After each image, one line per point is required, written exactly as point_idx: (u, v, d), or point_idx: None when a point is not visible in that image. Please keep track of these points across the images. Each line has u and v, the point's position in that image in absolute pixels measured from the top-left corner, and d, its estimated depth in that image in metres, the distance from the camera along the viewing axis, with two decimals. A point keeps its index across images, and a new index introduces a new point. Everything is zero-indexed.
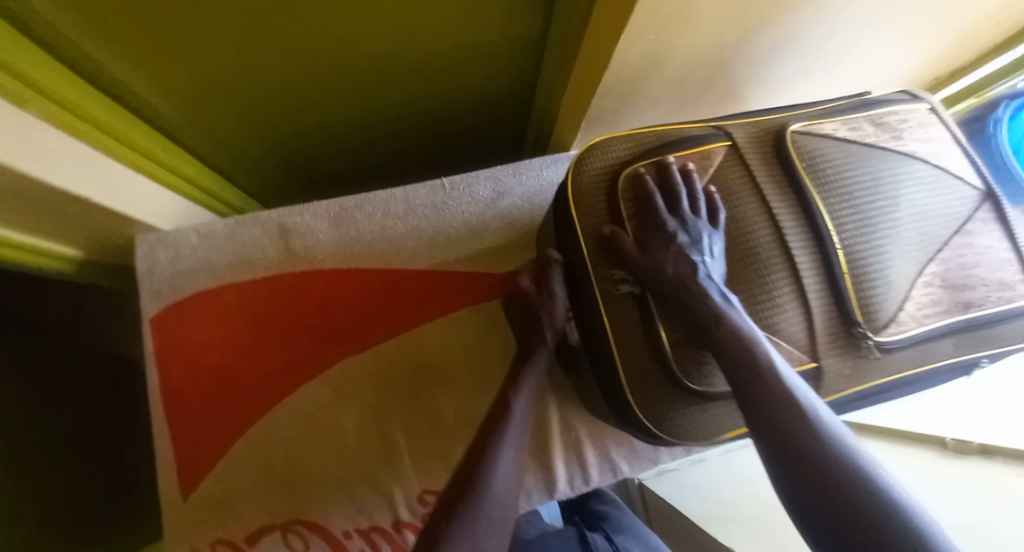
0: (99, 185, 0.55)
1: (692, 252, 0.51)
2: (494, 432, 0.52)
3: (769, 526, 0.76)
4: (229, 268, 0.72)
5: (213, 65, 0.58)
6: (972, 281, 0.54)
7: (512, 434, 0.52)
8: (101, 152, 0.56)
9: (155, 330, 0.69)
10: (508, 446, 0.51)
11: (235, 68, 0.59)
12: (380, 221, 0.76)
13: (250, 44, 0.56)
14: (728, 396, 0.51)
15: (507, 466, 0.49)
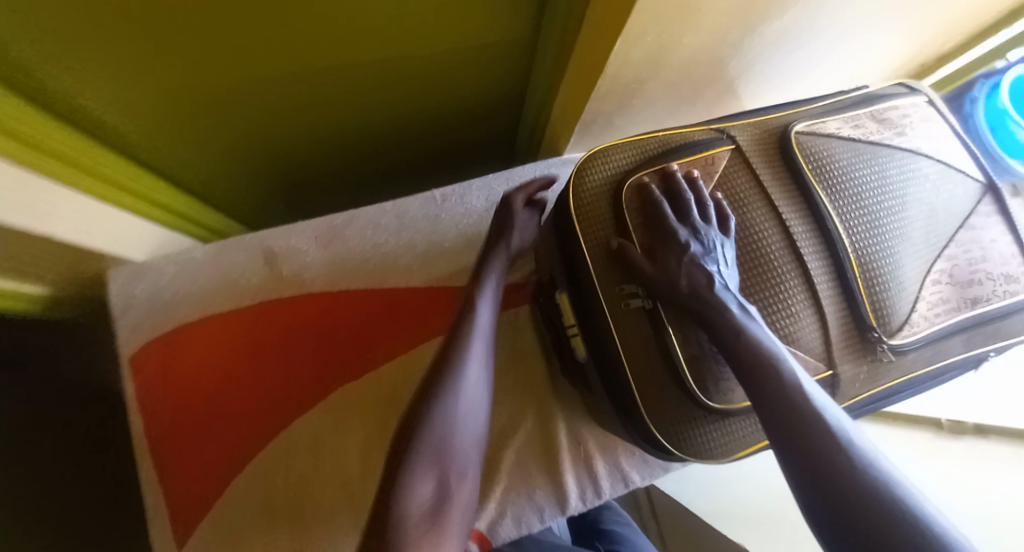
0: (60, 221, 0.50)
1: (706, 263, 0.48)
2: (462, 336, 0.55)
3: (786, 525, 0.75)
4: (214, 297, 0.68)
5: (181, 84, 0.53)
6: (979, 277, 0.54)
7: (480, 339, 0.56)
8: (64, 185, 0.51)
9: (137, 370, 0.65)
10: (478, 352, 0.54)
11: (210, 89, 0.55)
12: (372, 238, 0.72)
13: (222, 60, 0.51)
14: (747, 410, 0.49)
15: (475, 373, 0.53)
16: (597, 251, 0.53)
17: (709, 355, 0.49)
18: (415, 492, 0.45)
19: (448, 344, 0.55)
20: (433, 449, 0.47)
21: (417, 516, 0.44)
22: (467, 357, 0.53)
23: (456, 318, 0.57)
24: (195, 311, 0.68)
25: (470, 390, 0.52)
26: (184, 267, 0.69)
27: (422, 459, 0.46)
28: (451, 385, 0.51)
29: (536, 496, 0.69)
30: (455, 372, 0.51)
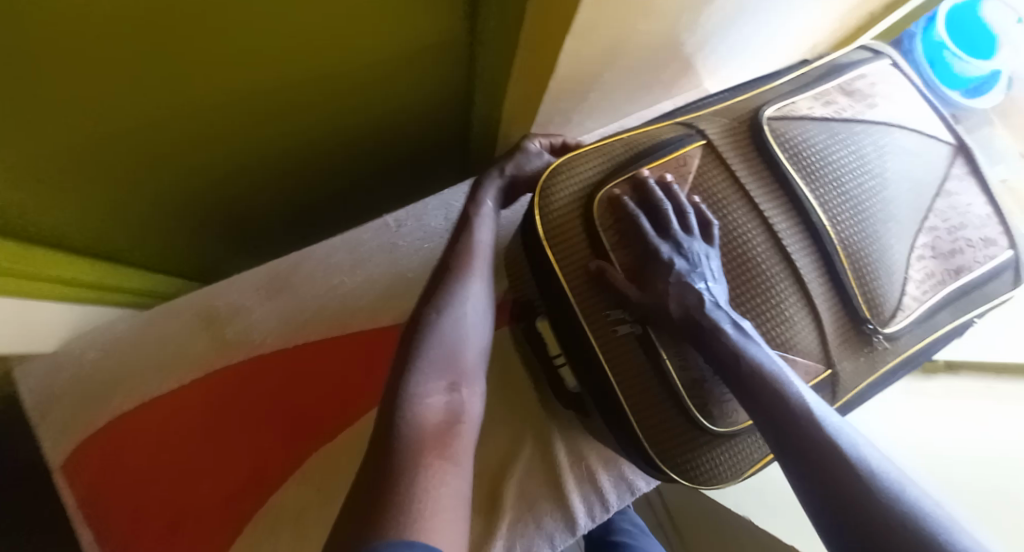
0: None
1: (694, 280, 0.43)
2: (460, 255, 0.51)
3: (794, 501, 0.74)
4: (151, 380, 0.61)
5: (61, 155, 0.44)
6: (960, 245, 0.53)
7: (482, 256, 0.52)
8: None
9: (73, 479, 0.58)
10: (482, 268, 0.51)
11: (98, 156, 0.46)
12: (324, 280, 0.66)
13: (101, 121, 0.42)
14: (752, 428, 0.46)
15: (480, 285, 0.50)
16: (574, 280, 0.49)
17: (710, 376, 0.45)
18: (423, 396, 0.39)
19: (447, 262, 0.51)
20: (439, 358, 0.42)
21: (431, 420, 0.38)
22: (469, 275, 0.49)
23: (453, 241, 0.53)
24: (132, 399, 0.61)
25: (474, 303, 0.48)
26: (108, 349, 0.62)
27: (427, 367, 0.41)
28: (454, 298, 0.47)
29: (544, 523, 0.66)
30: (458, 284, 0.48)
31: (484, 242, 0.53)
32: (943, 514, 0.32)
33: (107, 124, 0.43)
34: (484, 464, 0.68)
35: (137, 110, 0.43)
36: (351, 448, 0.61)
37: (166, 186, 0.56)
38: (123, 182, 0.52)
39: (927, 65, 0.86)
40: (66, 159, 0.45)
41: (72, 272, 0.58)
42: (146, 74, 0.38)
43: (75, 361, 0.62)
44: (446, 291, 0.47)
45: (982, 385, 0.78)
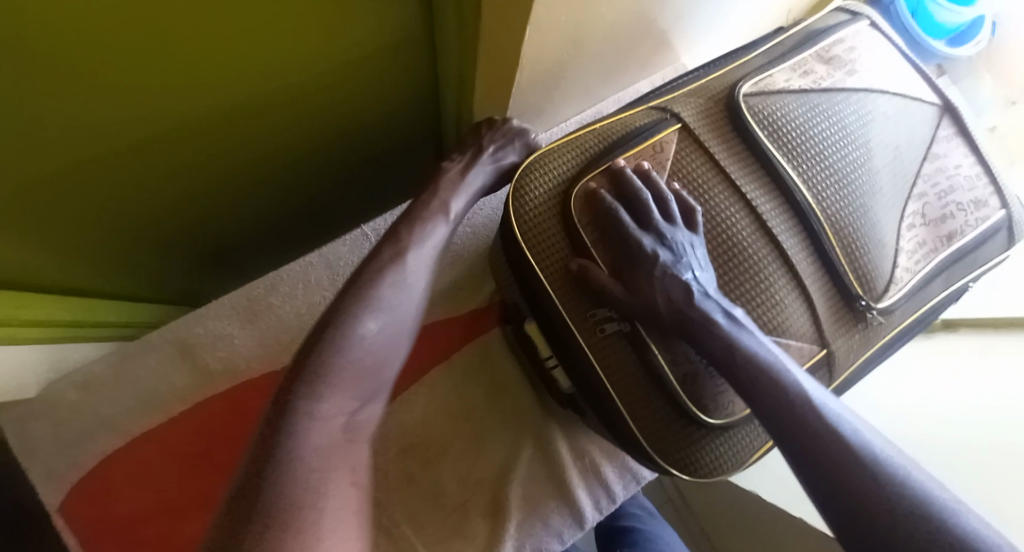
0: None
1: (681, 271, 0.42)
2: (396, 253, 0.49)
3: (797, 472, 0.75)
4: (138, 416, 0.60)
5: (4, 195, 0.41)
6: (951, 210, 0.51)
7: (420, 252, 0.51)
8: None
9: (73, 521, 0.57)
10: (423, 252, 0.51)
11: (46, 195, 0.44)
12: (305, 299, 0.65)
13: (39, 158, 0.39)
14: (750, 417, 0.45)
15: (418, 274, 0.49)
16: (558, 281, 0.47)
17: (702, 370, 0.44)
18: (322, 410, 0.38)
19: (381, 252, 0.49)
20: (358, 362, 0.42)
21: (326, 439, 0.38)
22: (401, 276, 0.48)
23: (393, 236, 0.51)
24: (120, 437, 0.60)
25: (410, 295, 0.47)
26: (88, 389, 0.60)
27: (341, 372, 0.40)
28: (385, 291, 0.46)
29: (551, 521, 0.66)
30: (396, 273, 0.47)
31: (435, 234, 0.53)
32: (954, 499, 0.31)
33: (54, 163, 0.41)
34: (486, 470, 0.67)
35: (82, 145, 0.40)
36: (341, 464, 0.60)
37: (129, 219, 0.54)
38: (81, 219, 0.49)
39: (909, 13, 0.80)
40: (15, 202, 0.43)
41: (43, 314, 0.55)
42: (77, 108, 0.36)
43: (57, 404, 0.60)
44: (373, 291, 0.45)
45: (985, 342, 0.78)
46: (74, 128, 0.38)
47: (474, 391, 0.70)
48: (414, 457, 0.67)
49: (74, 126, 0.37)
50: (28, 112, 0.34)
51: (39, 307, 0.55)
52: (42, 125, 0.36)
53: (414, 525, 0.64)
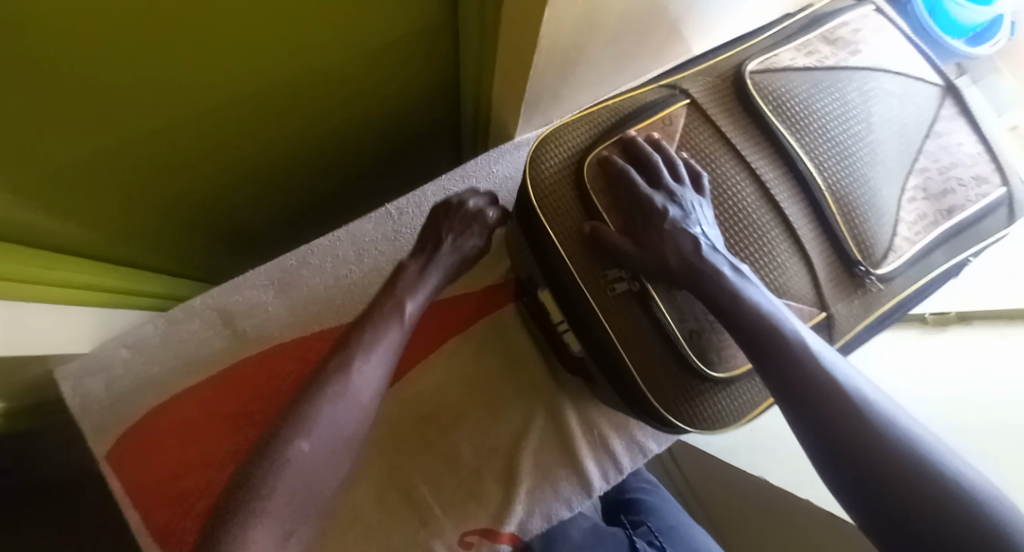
0: None
1: (689, 226, 0.45)
2: (345, 360, 0.54)
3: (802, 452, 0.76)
4: (180, 375, 0.65)
5: (75, 158, 0.46)
6: (952, 185, 0.53)
7: (375, 355, 0.55)
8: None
9: (119, 468, 0.61)
10: (378, 355, 0.55)
11: (111, 160, 0.49)
12: (332, 272, 0.69)
13: (105, 123, 0.44)
14: (752, 372, 0.47)
15: (367, 380, 0.54)
16: (570, 245, 0.50)
17: (707, 326, 0.46)
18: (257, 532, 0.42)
19: (342, 353, 0.55)
20: (298, 483, 0.46)
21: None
22: (343, 387, 0.52)
23: (348, 340, 0.56)
24: (163, 394, 0.64)
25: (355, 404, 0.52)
26: (139, 348, 0.65)
27: (283, 489, 0.45)
28: (326, 409, 0.50)
29: (561, 488, 0.68)
30: (339, 388, 0.51)
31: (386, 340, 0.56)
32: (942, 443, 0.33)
33: (121, 128, 0.45)
34: (500, 438, 0.70)
35: (144, 110, 0.45)
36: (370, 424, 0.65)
37: (174, 188, 0.58)
38: (136, 186, 0.54)
39: (927, 14, 0.78)
40: (88, 165, 0.48)
41: (93, 279, 0.60)
42: (142, 75, 0.40)
43: (110, 361, 0.64)
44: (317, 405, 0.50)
45: (996, 335, 0.77)
46: (137, 93, 0.42)
47: (489, 366, 0.73)
48: (431, 424, 0.70)
49: (137, 91, 0.42)
50: (102, 78, 0.38)
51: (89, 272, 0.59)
52: (110, 90, 0.40)
53: (431, 487, 0.68)
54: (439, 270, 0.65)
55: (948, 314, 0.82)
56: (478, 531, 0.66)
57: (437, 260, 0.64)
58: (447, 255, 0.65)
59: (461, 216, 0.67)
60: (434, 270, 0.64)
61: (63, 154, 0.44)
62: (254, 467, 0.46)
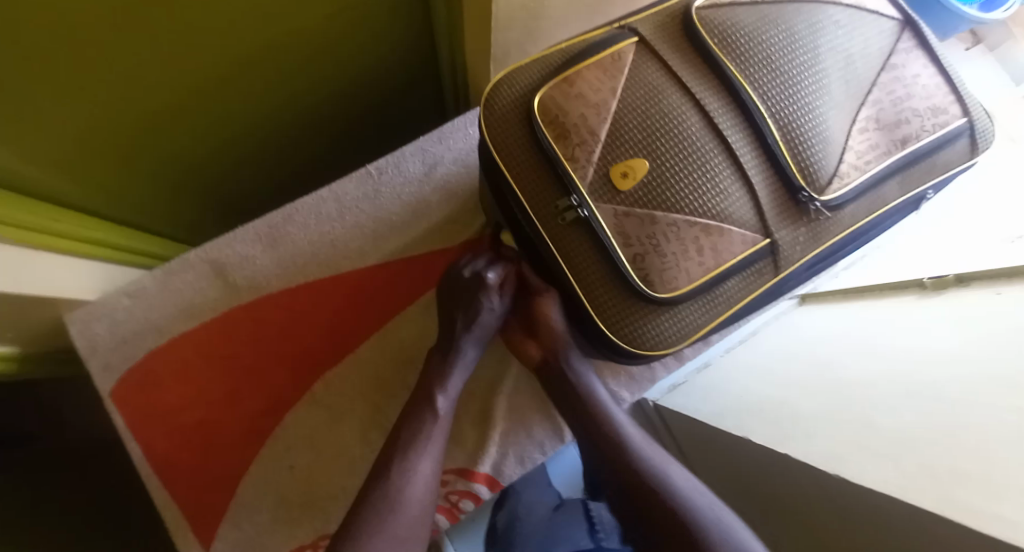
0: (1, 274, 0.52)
1: (638, 213, 0.49)
2: (390, 457, 0.57)
3: (779, 406, 0.79)
4: (174, 324, 0.69)
5: (61, 93, 0.50)
6: (906, 116, 0.53)
7: (431, 444, 0.59)
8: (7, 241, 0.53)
9: (121, 406, 0.66)
10: (428, 453, 0.58)
11: (95, 99, 0.53)
12: (316, 228, 0.73)
13: (87, 61, 0.48)
14: (695, 295, 0.49)
15: (419, 483, 0.56)
16: (523, 183, 0.52)
17: (650, 249, 0.48)
18: None
19: (387, 456, 0.58)
20: None
21: None
22: (399, 471, 0.56)
23: (395, 439, 0.59)
24: (161, 338, 0.68)
25: (415, 511, 0.55)
26: (137, 297, 0.69)
27: None
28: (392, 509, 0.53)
29: (534, 432, 0.71)
30: (396, 484, 0.55)
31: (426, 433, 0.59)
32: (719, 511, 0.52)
33: (104, 66, 0.50)
34: (476, 385, 0.73)
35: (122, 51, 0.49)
36: (353, 367, 0.70)
37: (159, 135, 0.63)
38: (118, 128, 0.59)
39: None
40: (74, 102, 0.52)
41: (86, 232, 0.66)
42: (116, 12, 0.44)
43: (112, 309, 0.69)
44: (377, 510, 0.53)
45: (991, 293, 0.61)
46: (114, 31, 0.46)
47: None
48: None
49: (114, 30, 0.46)
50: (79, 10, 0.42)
51: (77, 223, 0.65)
52: (87, 29, 0.44)
53: None
54: (472, 348, 0.65)
55: (947, 276, 0.69)
56: (453, 471, 0.69)
57: (466, 343, 0.64)
58: (462, 331, 0.64)
59: (468, 295, 0.64)
60: (461, 350, 0.64)
61: (49, 89, 0.49)
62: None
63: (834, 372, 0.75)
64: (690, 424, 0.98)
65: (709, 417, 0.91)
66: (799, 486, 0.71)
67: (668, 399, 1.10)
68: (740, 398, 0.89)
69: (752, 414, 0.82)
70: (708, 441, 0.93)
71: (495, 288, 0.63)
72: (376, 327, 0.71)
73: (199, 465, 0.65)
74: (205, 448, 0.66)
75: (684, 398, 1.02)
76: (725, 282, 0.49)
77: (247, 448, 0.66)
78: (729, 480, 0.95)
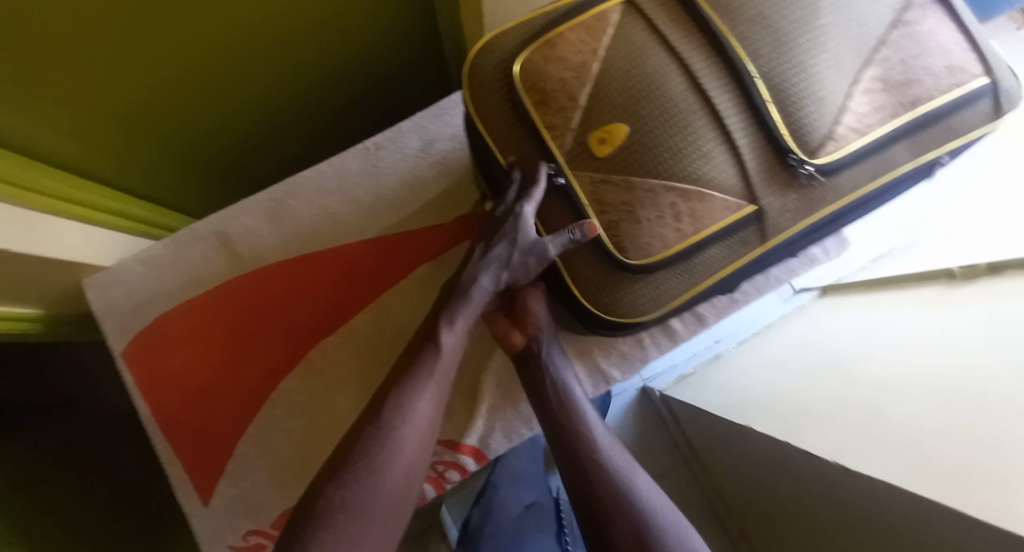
0: (19, 236, 0.59)
1: (615, 179, 0.47)
2: (400, 385, 0.55)
3: (786, 399, 0.77)
4: (183, 291, 0.72)
5: None
6: (918, 75, 0.48)
7: (440, 375, 0.56)
8: (24, 205, 0.61)
9: (131, 365, 0.70)
10: (429, 390, 0.55)
11: None
12: (315, 202, 0.75)
13: None
14: (669, 263, 0.47)
15: (417, 424, 0.53)
16: (507, 151, 0.52)
17: (625, 216, 0.47)
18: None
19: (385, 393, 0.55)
20: (357, 516, 0.47)
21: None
22: (403, 404, 0.53)
23: (409, 366, 0.56)
24: (168, 304, 0.72)
25: (410, 450, 0.52)
26: (150, 265, 0.73)
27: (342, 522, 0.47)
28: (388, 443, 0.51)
29: (522, 409, 0.71)
30: (399, 413, 0.52)
31: (439, 366, 0.56)
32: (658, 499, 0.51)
33: None
34: (466, 361, 0.73)
35: None
36: (347, 337, 0.71)
37: None
38: None
39: None
40: None
41: (98, 202, 0.73)
42: None
43: (127, 275, 0.72)
44: (375, 441, 0.51)
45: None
46: None
47: None
48: None
49: None
50: None
51: (89, 193, 0.72)
52: None
53: None
54: (490, 280, 0.57)
55: (980, 265, 0.63)
56: (441, 442, 0.71)
57: (483, 271, 0.57)
58: (494, 259, 0.55)
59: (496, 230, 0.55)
60: (484, 277, 0.57)
61: None
62: (312, 498, 0.49)
63: (843, 362, 0.71)
64: (696, 416, 0.97)
65: (717, 408, 0.90)
66: (801, 477, 0.69)
67: (676, 390, 1.09)
68: (747, 391, 0.87)
69: (761, 406, 0.80)
70: (715, 431, 0.92)
71: (530, 225, 0.51)
72: (370, 299, 0.72)
73: (202, 426, 0.68)
74: (206, 410, 0.69)
75: (695, 389, 1.01)
76: (704, 251, 0.48)
77: (247, 410, 0.69)
78: (738, 476, 0.93)
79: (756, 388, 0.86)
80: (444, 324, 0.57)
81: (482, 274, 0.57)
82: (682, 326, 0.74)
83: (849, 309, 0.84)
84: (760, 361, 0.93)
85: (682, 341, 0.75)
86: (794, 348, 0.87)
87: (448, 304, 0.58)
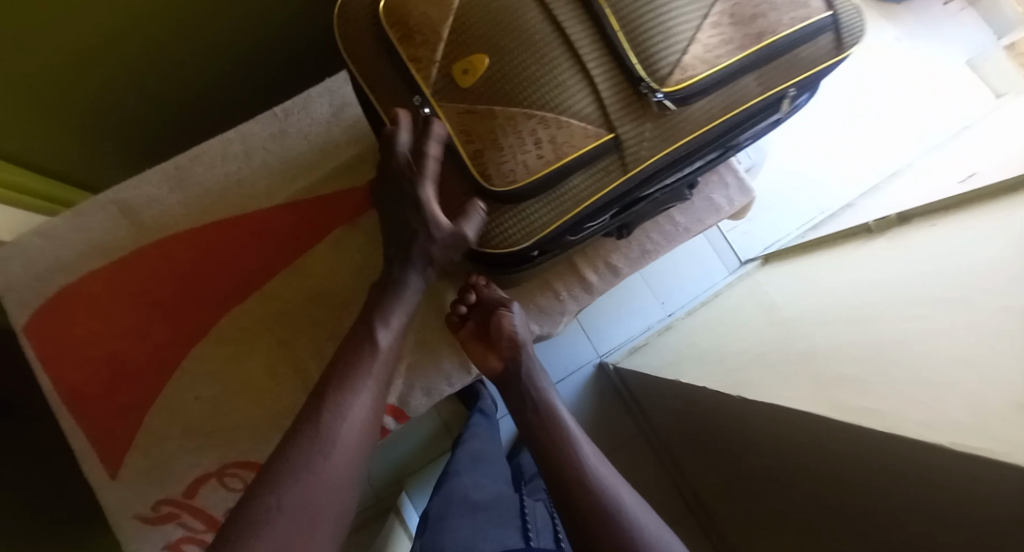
0: None
1: (477, 109, 0.49)
2: (344, 373, 0.53)
3: (720, 354, 0.83)
4: (83, 260, 0.71)
5: None
6: (764, 9, 0.51)
7: (383, 367, 0.55)
8: None
9: (34, 338, 0.69)
10: (369, 385, 0.53)
11: None
12: (221, 168, 0.75)
13: None
14: (534, 191, 0.49)
15: (357, 417, 0.50)
16: (382, 94, 0.53)
17: (489, 144, 0.49)
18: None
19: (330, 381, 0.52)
20: (311, 498, 0.44)
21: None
22: (349, 390, 0.51)
23: (353, 357, 0.54)
24: (70, 275, 0.71)
25: (354, 438, 0.49)
26: (48, 236, 0.71)
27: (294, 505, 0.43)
28: (338, 426, 0.48)
29: (443, 364, 0.72)
30: (348, 397, 0.50)
31: (380, 361, 0.54)
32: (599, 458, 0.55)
33: None
34: None
35: None
36: (259, 300, 0.71)
37: None
38: None
39: None
40: None
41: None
42: None
43: (26, 248, 0.71)
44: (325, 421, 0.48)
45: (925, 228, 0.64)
46: None
47: None
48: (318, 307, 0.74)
49: None
50: None
51: None
52: None
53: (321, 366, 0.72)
54: (420, 279, 0.59)
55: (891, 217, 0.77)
56: None
57: (413, 274, 0.58)
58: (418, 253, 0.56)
59: (399, 209, 0.55)
60: (415, 277, 0.58)
61: None
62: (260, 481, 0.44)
63: (773, 317, 0.79)
64: (642, 380, 1.02)
65: (659, 371, 0.95)
66: (727, 420, 0.74)
67: (627, 361, 1.13)
68: (687, 354, 0.93)
69: (698, 364, 0.86)
70: (662, 394, 0.96)
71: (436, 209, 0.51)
72: (282, 263, 0.73)
73: (108, 395, 0.68)
74: (113, 380, 0.68)
75: (646, 357, 1.07)
76: (570, 178, 0.50)
77: (162, 379, 0.69)
78: (685, 437, 0.97)
79: (696, 349, 0.93)
80: (376, 326, 0.56)
81: (410, 274, 0.58)
82: (598, 276, 0.76)
83: (788, 276, 0.92)
84: (707, 326, 1.00)
85: (598, 293, 0.77)
86: (744, 307, 0.94)
87: (377, 309, 0.57)
